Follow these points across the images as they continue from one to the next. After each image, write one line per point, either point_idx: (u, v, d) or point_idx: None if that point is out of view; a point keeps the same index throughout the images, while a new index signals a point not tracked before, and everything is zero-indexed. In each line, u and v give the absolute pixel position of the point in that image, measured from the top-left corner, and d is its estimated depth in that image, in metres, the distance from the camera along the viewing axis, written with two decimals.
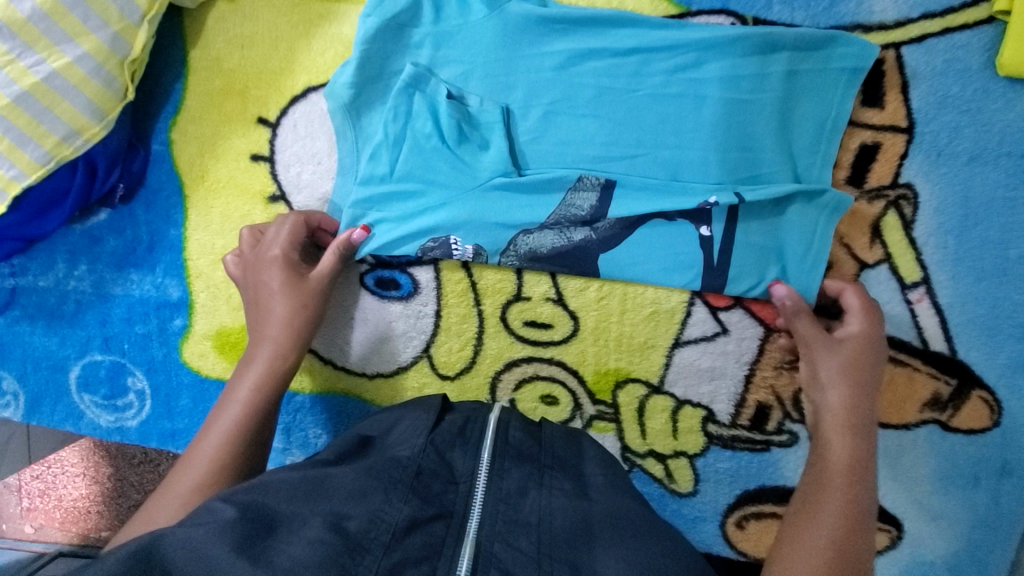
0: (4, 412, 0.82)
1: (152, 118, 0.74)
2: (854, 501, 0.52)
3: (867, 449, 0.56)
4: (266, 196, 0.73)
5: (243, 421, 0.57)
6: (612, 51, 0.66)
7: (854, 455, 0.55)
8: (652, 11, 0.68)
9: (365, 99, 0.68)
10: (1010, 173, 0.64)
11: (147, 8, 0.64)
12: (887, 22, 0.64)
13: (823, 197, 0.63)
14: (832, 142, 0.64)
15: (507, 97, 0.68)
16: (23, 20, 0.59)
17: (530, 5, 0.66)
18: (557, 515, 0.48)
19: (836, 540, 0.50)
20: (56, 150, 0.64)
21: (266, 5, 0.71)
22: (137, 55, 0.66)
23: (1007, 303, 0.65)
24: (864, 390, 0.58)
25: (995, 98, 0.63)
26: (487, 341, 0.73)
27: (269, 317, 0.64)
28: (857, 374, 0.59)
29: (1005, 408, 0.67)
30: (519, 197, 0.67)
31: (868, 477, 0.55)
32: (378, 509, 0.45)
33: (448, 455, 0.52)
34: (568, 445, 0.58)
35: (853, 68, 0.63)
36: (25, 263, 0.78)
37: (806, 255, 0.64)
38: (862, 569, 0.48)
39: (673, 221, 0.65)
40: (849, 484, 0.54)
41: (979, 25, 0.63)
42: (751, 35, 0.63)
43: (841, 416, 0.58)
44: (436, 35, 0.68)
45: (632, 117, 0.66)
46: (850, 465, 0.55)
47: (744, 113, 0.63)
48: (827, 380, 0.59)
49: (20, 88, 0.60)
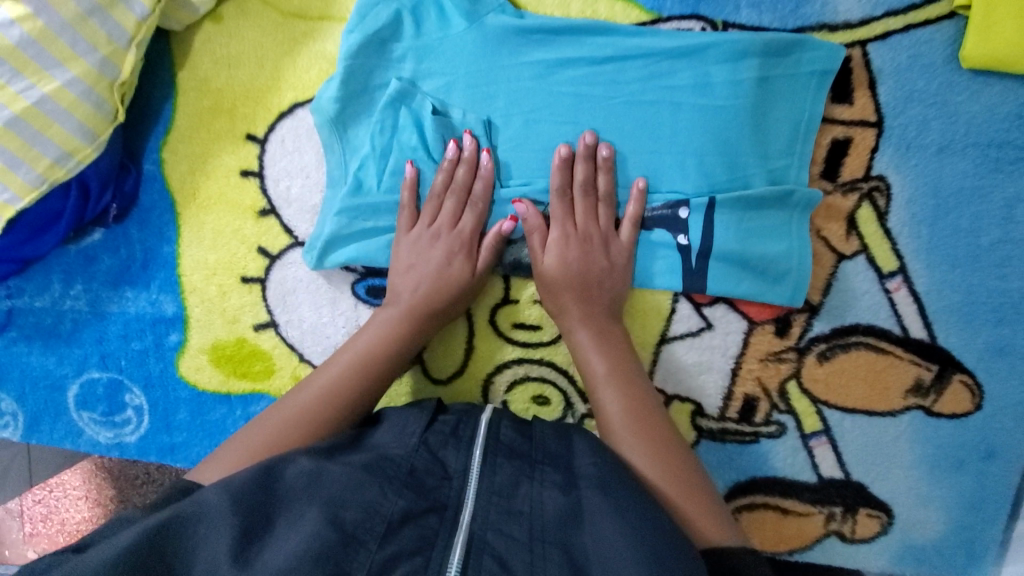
0: (4, 433, 0.84)
1: (143, 138, 0.76)
2: (614, 358, 0.64)
3: (606, 329, 0.66)
4: (256, 210, 0.75)
5: (358, 368, 0.63)
6: (589, 60, 0.68)
7: (589, 339, 0.65)
8: (625, 19, 0.69)
9: (351, 113, 0.70)
10: (977, 162, 0.66)
11: (135, 32, 0.66)
12: (851, 22, 0.66)
13: (793, 197, 0.64)
14: (807, 143, 0.66)
15: (489, 107, 0.69)
16: (12, 47, 0.60)
17: (507, 17, 0.68)
18: (548, 502, 0.49)
19: (626, 404, 0.61)
20: (49, 172, 0.66)
21: (251, 24, 0.73)
22: (126, 78, 0.67)
23: (982, 289, 0.67)
24: (603, 262, 0.66)
25: (960, 90, 0.65)
26: (478, 345, 0.75)
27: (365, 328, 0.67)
28: (590, 263, 0.66)
29: (984, 390, 0.68)
30: (503, 208, 0.69)
31: (610, 342, 0.65)
32: (374, 501, 0.47)
33: (440, 453, 0.54)
34: (560, 439, 0.56)
35: (822, 71, 0.65)
36: (22, 284, 0.79)
37: (787, 246, 0.65)
38: (649, 411, 0.60)
39: (651, 232, 0.68)
40: (612, 366, 0.63)
41: (941, 21, 0.65)
42: (721, 42, 0.65)
43: (585, 317, 0.66)
44: (418, 49, 0.69)
45: (611, 124, 0.68)
46: (607, 356, 0.64)
47: (718, 117, 0.65)
48: (555, 290, 0.66)
49: (11, 113, 0.62)
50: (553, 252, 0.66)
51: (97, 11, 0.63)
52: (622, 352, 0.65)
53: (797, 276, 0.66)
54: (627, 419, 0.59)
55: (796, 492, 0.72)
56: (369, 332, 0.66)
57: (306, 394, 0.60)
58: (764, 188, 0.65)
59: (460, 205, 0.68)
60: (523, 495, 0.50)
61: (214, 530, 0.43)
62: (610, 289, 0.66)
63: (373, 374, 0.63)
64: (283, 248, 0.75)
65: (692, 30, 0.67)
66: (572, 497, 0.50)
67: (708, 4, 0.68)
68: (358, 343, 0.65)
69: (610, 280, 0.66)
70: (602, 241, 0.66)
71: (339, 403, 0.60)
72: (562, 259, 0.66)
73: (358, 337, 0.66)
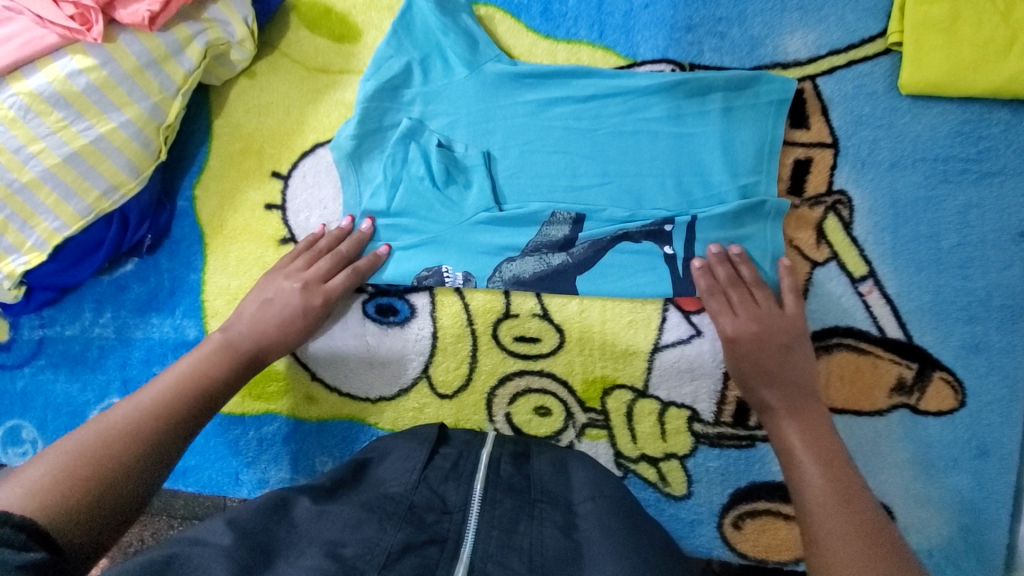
0: (21, 462, 0.85)
1: (178, 179, 0.84)
2: (816, 436, 0.61)
3: (818, 432, 0.61)
4: (277, 239, 0.82)
5: (198, 371, 0.62)
6: (575, 99, 0.77)
7: (793, 418, 0.63)
8: (604, 64, 0.79)
9: (366, 149, 0.79)
10: (927, 175, 0.73)
11: (182, 83, 0.76)
12: (800, 59, 0.76)
13: (763, 207, 0.71)
14: (772, 161, 0.73)
15: (487, 142, 0.78)
16: (78, 92, 0.70)
17: (503, 65, 0.78)
18: (549, 541, 0.52)
19: (842, 500, 0.53)
20: (96, 203, 0.74)
21: (281, 78, 0.84)
22: (171, 122, 0.77)
23: (949, 289, 0.72)
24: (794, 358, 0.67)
25: (903, 113, 0.74)
26: (481, 358, 0.79)
27: (191, 356, 0.65)
28: (766, 344, 0.68)
29: (966, 387, 0.71)
30: (504, 228, 0.76)
31: (816, 423, 0.63)
32: (373, 536, 0.49)
33: (441, 489, 0.56)
34: (557, 477, 0.62)
35: (779, 99, 0.73)
36: (54, 314, 0.85)
37: (766, 247, 0.72)
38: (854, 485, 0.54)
39: (638, 244, 0.74)
40: (822, 460, 0.58)
41: (878, 56, 0.75)
42: (689, 79, 0.74)
43: (787, 405, 0.65)
44: (425, 94, 0.79)
45: (597, 152, 0.76)
46: (817, 449, 0.59)
47: (690, 144, 0.74)
48: (745, 362, 0.68)
49: (70, 149, 0.71)
50: (736, 322, 0.69)
51: (152, 65, 0.74)
52: (837, 453, 0.59)
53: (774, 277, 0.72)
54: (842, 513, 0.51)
55: None
56: (198, 356, 0.65)
57: (124, 411, 0.53)
58: (737, 201, 0.72)
59: (333, 265, 0.76)
60: (523, 531, 0.53)
61: (215, 557, 0.46)
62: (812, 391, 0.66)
63: (209, 395, 0.60)
64: None
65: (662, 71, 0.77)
66: (572, 538, 0.53)
67: (676, 50, 0.78)
68: (178, 368, 0.62)
69: (803, 378, 0.66)
70: (789, 325, 0.69)
71: (178, 404, 0.56)
72: (741, 332, 0.69)
73: (180, 363, 0.63)
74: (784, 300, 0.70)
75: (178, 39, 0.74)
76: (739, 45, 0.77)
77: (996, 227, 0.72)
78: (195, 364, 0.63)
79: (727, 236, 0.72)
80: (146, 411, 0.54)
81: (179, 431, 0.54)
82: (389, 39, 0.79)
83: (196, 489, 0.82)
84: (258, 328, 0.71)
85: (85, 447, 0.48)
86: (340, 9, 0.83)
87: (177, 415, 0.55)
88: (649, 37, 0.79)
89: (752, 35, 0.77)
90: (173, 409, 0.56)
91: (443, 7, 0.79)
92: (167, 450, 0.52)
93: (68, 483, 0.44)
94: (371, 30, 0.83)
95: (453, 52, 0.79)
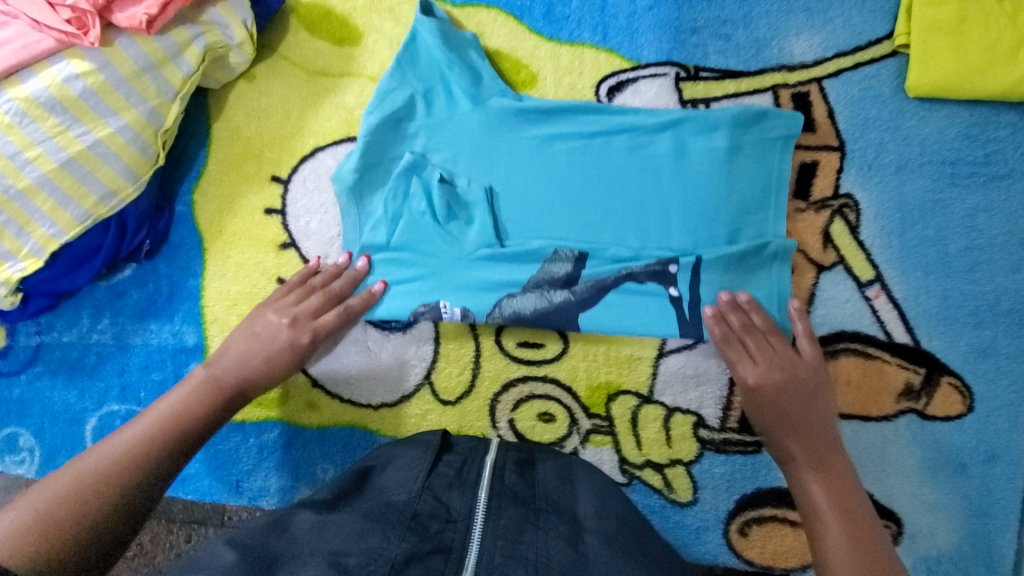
0: (19, 470, 0.84)
1: (177, 183, 0.83)
2: (839, 488, 0.59)
3: (846, 491, 0.59)
4: (277, 244, 0.81)
5: (187, 402, 0.60)
6: (580, 135, 0.76)
7: (818, 468, 0.61)
8: (608, 66, 0.79)
9: (368, 183, 0.77)
10: (934, 179, 0.73)
11: (181, 87, 0.75)
12: (806, 62, 0.75)
13: (768, 248, 0.70)
14: (781, 198, 0.72)
15: (491, 177, 0.77)
16: (75, 97, 0.69)
17: (508, 100, 0.76)
18: (555, 553, 0.51)
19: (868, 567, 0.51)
20: (94, 209, 0.73)
21: (280, 81, 0.83)
22: (169, 126, 0.76)
23: (957, 293, 0.72)
24: (815, 410, 0.65)
25: (910, 116, 0.73)
26: (484, 364, 0.78)
27: (177, 394, 0.61)
28: (789, 390, 0.67)
29: (974, 393, 0.71)
30: (504, 265, 0.74)
31: (840, 472, 0.61)
32: (377, 546, 0.49)
33: (445, 497, 0.56)
34: (562, 486, 0.62)
35: (787, 135, 0.72)
36: (52, 320, 0.84)
37: (772, 294, 0.71)
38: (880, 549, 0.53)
39: (643, 284, 0.72)
40: (848, 526, 0.55)
41: (885, 58, 0.74)
42: (695, 117, 0.73)
43: (810, 460, 0.62)
44: (429, 127, 0.77)
45: (601, 190, 0.75)
46: (840, 505, 0.57)
47: (698, 181, 0.72)
48: (766, 411, 0.67)
49: (67, 155, 0.70)
50: (759, 370, 0.68)
51: (150, 69, 0.73)
52: (866, 518, 0.56)
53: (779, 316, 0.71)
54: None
55: None
56: (184, 394, 0.61)
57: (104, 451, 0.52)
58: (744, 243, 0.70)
59: (324, 303, 0.74)
60: (528, 540, 0.52)
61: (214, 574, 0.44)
62: (835, 445, 0.63)
63: (190, 429, 0.58)
64: None
65: (664, 81, 0.77)
66: (579, 549, 0.52)
67: (681, 52, 0.77)
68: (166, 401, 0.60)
69: (827, 425, 0.64)
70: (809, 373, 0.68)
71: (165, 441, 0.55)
72: (762, 380, 0.68)
73: (164, 400, 0.60)
74: (800, 343, 0.69)
75: (177, 42, 0.73)
76: (744, 47, 0.76)
77: (1003, 231, 0.71)
78: (179, 401, 0.60)
79: (733, 273, 0.71)
80: (125, 454, 0.52)
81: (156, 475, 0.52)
82: (393, 71, 0.77)
83: (195, 497, 0.81)
84: (246, 364, 0.68)
85: (55, 494, 0.47)
86: (341, 11, 0.82)
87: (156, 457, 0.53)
88: (654, 39, 0.78)
89: (757, 37, 0.76)
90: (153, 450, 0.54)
91: (448, 39, 0.77)
92: (139, 497, 0.50)
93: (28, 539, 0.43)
94: (372, 33, 0.82)
95: (457, 87, 0.76)
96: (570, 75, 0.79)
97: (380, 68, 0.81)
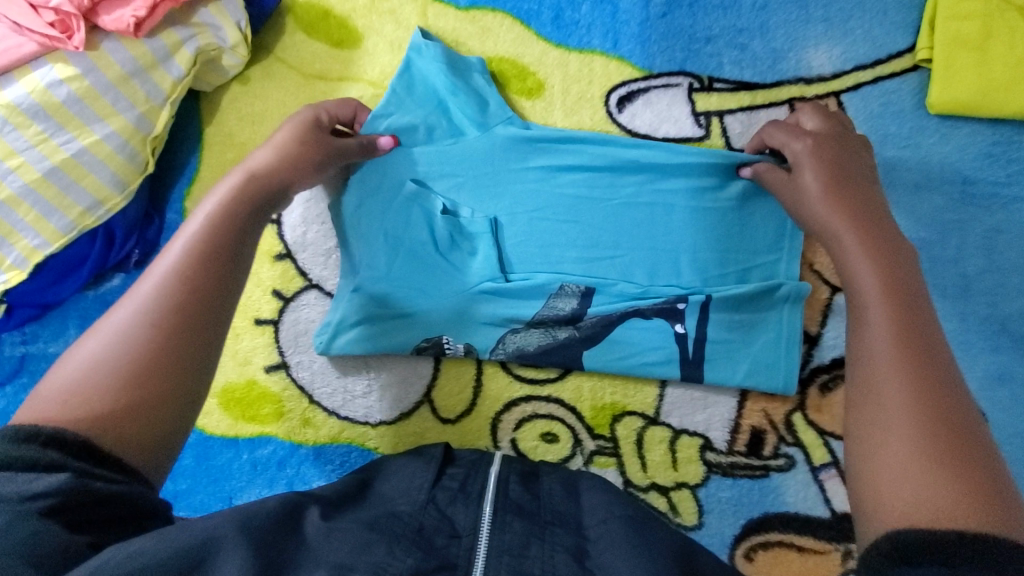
0: None
1: (168, 189, 0.80)
2: (895, 295, 0.47)
3: (907, 295, 0.47)
4: (272, 255, 0.80)
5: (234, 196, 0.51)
6: (589, 167, 0.73)
7: (883, 280, 0.49)
8: (619, 74, 0.76)
9: (367, 210, 0.73)
10: (953, 199, 0.70)
11: (171, 91, 0.72)
12: (825, 74, 0.73)
13: (780, 290, 0.69)
14: (795, 237, 0.70)
15: (495, 207, 0.74)
16: (58, 103, 0.66)
17: (515, 127, 0.73)
18: (560, 567, 0.45)
19: (906, 368, 0.42)
20: (79, 219, 0.70)
21: (276, 85, 0.79)
22: (159, 132, 0.73)
23: (973, 317, 0.70)
24: (892, 251, 0.52)
25: (930, 133, 0.71)
26: (486, 382, 0.76)
27: (209, 204, 0.50)
28: (864, 217, 0.56)
29: (989, 419, 0.69)
30: (508, 300, 0.72)
31: (910, 294, 0.47)
32: (381, 560, 0.43)
33: (449, 510, 0.50)
34: (567, 499, 0.55)
35: None
36: (37, 330, 0.80)
37: (779, 339, 0.69)
38: (934, 362, 0.42)
39: (649, 320, 0.70)
40: (903, 354, 0.43)
41: (906, 72, 0.72)
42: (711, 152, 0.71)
43: (880, 271, 0.50)
44: (432, 153, 0.74)
45: (610, 224, 0.72)
46: (895, 319, 0.45)
47: (710, 220, 0.70)
48: (863, 241, 0.54)
49: (51, 163, 0.67)
50: (813, 179, 0.62)
51: (139, 73, 0.69)
52: (925, 330, 0.45)
53: (786, 365, 0.69)
54: (912, 435, 0.39)
55: (811, 529, 0.70)
56: (222, 196, 0.50)
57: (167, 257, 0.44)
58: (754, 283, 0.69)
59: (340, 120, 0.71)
60: (533, 555, 0.47)
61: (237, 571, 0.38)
62: (920, 287, 0.49)
63: (236, 233, 0.48)
64: (296, 290, 0.79)
65: (677, 91, 0.74)
66: (585, 566, 0.46)
67: (695, 62, 0.75)
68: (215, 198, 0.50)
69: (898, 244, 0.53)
70: (873, 207, 0.57)
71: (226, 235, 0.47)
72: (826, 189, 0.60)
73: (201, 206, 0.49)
74: (806, 124, 0.67)
75: (166, 45, 0.70)
76: (760, 58, 0.74)
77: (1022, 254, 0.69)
78: (219, 205, 0.49)
79: (744, 312, 0.69)
80: (164, 276, 0.43)
81: (211, 294, 0.44)
82: (394, 95, 0.74)
83: (187, 514, 0.77)
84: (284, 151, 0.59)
85: (114, 333, 0.41)
86: (340, 13, 0.79)
87: (202, 273, 0.44)
88: (667, 46, 0.75)
89: (774, 48, 0.74)
90: (197, 266, 0.44)
91: (454, 65, 0.74)
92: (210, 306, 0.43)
93: (95, 391, 0.39)
94: (372, 35, 0.79)
95: (466, 114, 0.73)
96: (579, 83, 0.76)
97: (381, 73, 0.78)
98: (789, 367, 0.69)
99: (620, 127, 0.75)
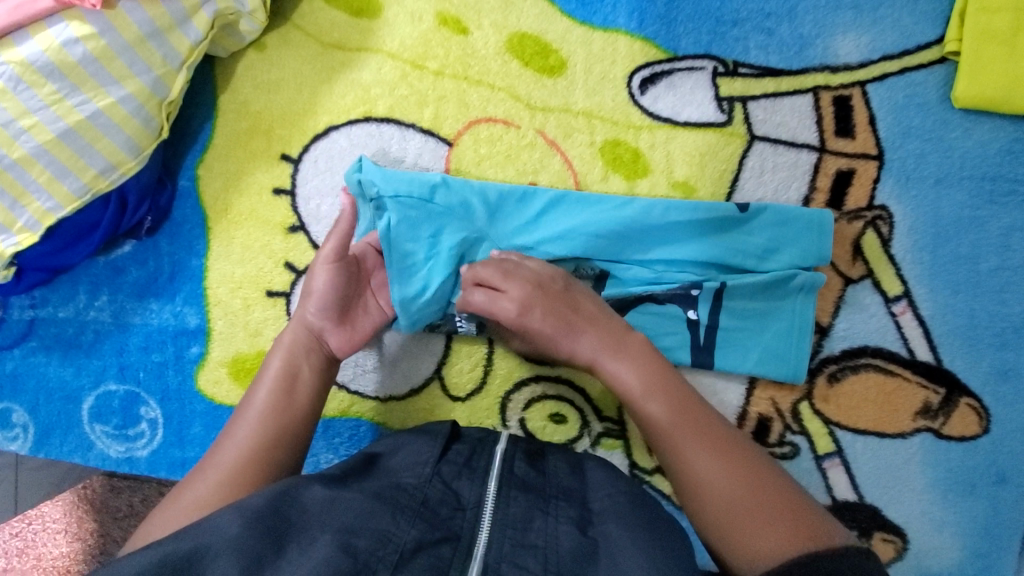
0: (11, 446, 0.80)
1: (180, 156, 0.79)
2: (682, 408, 0.59)
3: (682, 402, 0.59)
4: (286, 227, 0.77)
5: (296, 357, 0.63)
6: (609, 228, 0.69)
7: (669, 405, 0.59)
8: (642, 56, 0.74)
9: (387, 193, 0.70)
10: (972, 195, 0.70)
11: (188, 55, 0.71)
12: (851, 63, 0.72)
13: (794, 281, 0.68)
14: (823, 236, 0.69)
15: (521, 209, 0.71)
16: (74, 63, 0.64)
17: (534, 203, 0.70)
18: (564, 540, 0.46)
19: (722, 477, 0.54)
20: (93, 183, 0.69)
21: (293, 54, 0.78)
22: (173, 97, 0.72)
23: (983, 313, 0.70)
24: (681, 392, 0.60)
25: (954, 127, 0.71)
26: (497, 361, 0.76)
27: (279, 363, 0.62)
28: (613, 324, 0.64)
29: (992, 415, 0.69)
30: None
31: (687, 399, 0.60)
32: (387, 528, 0.45)
33: (454, 485, 0.50)
34: (572, 474, 0.55)
35: (816, 219, 0.69)
36: (46, 294, 0.80)
37: (792, 329, 0.69)
38: (732, 455, 0.56)
39: (662, 305, 0.70)
40: (730, 482, 0.53)
41: (934, 64, 0.71)
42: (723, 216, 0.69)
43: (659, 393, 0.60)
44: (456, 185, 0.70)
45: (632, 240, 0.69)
46: (692, 436, 0.57)
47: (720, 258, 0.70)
48: (634, 355, 0.63)
49: (65, 125, 0.66)
50: (589, 349, 0.64)
51: (156, 35, 0.68)
52: (711, 431, 0.58)
53: (796, 355, 0.69)
54: (777, 538, 0.49)
55: None
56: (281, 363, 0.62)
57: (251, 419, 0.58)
58: (769, 274, 0.68)
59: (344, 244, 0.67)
60: (537, 528, 0.47)
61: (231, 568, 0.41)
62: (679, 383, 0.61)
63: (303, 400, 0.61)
64: (308, 263, 0.77)
65: (702, 73, 0.73)
66: (589, 535, 0.48)
67: (720, 45, 0.74)
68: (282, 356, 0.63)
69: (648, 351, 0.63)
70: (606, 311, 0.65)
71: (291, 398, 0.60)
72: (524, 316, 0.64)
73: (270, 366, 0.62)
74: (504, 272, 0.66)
75: (185, 7, 0.68)
76: (787, 44, 0.73)
77: None
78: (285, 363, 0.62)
79: (759, 299, 0.69)
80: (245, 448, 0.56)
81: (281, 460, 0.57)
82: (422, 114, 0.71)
83: None
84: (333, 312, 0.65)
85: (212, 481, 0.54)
86: None
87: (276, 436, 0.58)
88: (693, 29, 0.74)
89: (802, 34, 0.73)
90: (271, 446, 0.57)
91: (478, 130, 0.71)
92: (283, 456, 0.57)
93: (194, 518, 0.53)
94: (392, 5, 0.77)
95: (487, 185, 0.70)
96: (601, 63, 0.75)
97: (401, 45, 0.77)
98: (798, 355, 0.69)
99: (642, 110, 0.74)
